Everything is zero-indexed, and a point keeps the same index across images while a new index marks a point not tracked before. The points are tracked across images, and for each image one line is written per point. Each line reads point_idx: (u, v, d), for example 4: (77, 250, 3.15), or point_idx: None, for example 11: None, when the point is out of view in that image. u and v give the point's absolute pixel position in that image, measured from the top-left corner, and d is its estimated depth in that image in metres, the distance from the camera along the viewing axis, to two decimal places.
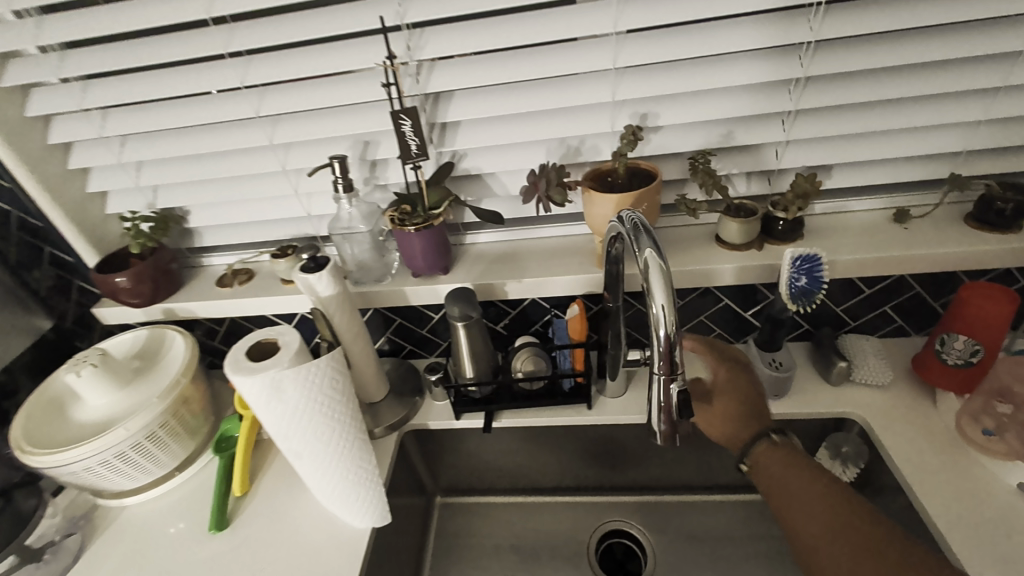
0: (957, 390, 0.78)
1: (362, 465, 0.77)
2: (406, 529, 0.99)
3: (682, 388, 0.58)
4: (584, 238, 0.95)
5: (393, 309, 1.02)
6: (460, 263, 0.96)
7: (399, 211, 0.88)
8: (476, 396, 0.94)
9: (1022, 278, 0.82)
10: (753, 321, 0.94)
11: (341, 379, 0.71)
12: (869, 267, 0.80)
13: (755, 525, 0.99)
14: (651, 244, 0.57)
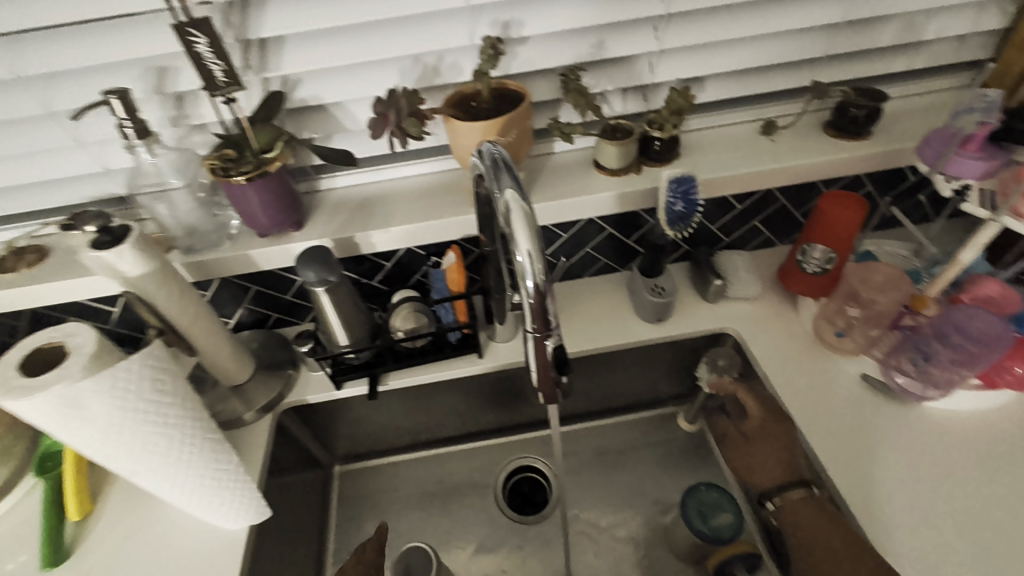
0: (815, 294, 0.84)
1: (223, 469, 0.65)
2: (300, 509, 0.92)
3: (556, 345, 0.53)
4: (457, 174, 0.85)
5: (244, 276, 0.87)
6: (315, 214, 0.82)
7: (220, 158, 0.70)
8: (356, 362, 0.85)
9: (869, 182, 0.87)
10: (636, 247, 0.93)
11: (169, 379, 0.58)
12: (738, 184, 0.80)
13: (649, 439, 1.04)
14: (512, 182, 0.49)
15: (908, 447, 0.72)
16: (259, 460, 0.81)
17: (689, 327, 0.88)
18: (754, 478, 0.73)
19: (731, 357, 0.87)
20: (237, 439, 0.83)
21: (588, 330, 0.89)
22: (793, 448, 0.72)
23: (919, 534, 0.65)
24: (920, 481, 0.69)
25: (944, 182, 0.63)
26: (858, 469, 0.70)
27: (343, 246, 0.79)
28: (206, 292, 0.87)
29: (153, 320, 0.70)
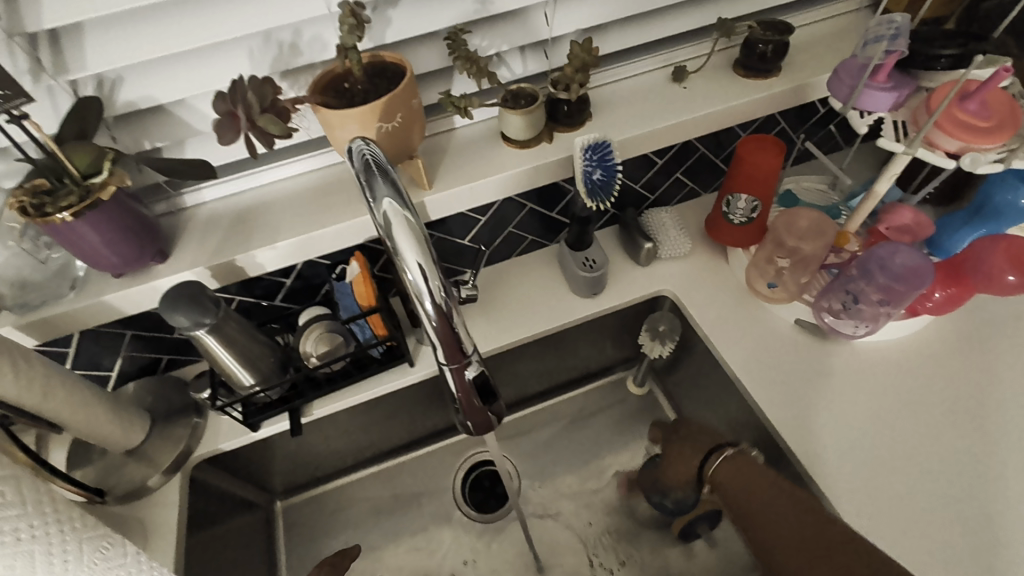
0: (742, 245, 0.82)
1: (117, 564, 0.55)
2: (239, 563, 0.83)
3: (476, 372, 0.55)
4: (347, 167, 0.73)
5: (109, 323, 0.72)
6: (182, 239, 0.69)
7: (30, 190, 0.55)
8: (268, 400, 0.75)
9: (783, 120, 0.84)
10: (561, 219, 0.86)
11: (7, 488, 0.45)
12: (656, 140, 0.74)
13: (602, 408, 1.02)
14: (389, 187, 0.42)
15: (843, 386, 0.73)
16: (173, 529, 0.71)
17: (625, 295, 0.84)
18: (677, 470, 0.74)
19: (671, 320, 0.86)
20: (143, 510, 0.72)
21: (523, 316, 0.83)
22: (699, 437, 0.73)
23: (862, 471, 0.67)
24: (858, 418, 0.70)
25: (858, 119, 0.60)
26: (804, 416, 0.71)
27: (223, 272, 0.66)
28: (67, 348, 0.72)
29: None
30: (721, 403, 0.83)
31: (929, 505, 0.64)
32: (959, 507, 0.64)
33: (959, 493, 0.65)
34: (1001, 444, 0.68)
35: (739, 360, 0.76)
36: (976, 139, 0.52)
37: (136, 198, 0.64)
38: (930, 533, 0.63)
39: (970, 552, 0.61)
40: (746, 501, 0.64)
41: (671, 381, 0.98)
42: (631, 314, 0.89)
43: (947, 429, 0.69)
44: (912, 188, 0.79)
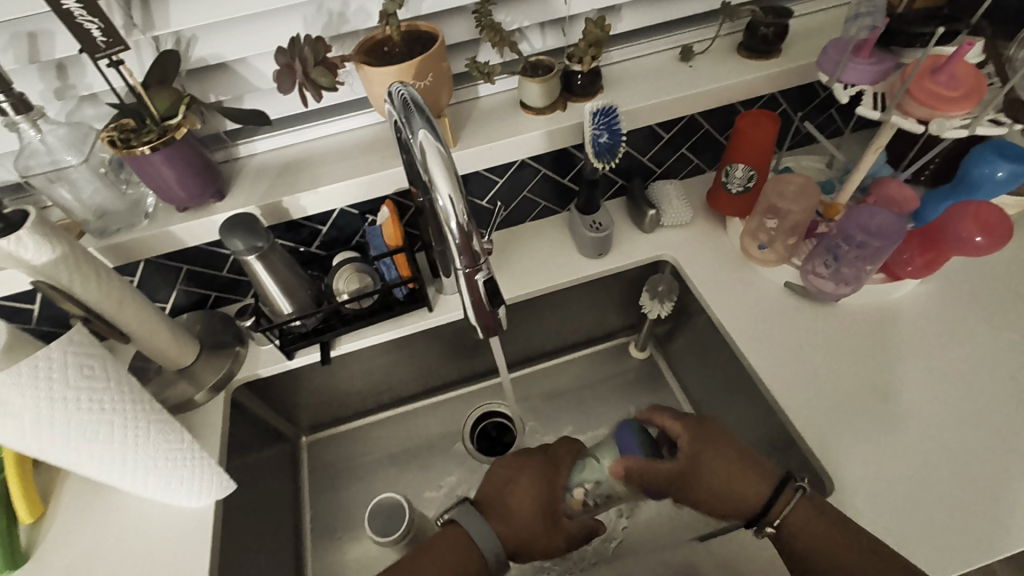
0: (739, 214, 0.88)
1: (177, 448, 0.64)
2: (269, 481, 0.92)
3: (488, 277, 0.55)
4: (382, 127, 0.83)
5: (170, 255, 0.82)
6: (237, 183, 0.78)
7: (118, 128, 0.65)
8: (303, 330, 0.85)
9: (785, 101, 0.90)
10: (572, 186, 0.94)
11: (98, 364, 0.57)
12: (661, 113, 0.81)
13: (605, 370, 1.09)
14: (424, 124, 0.49)
15: (826, 344, 0.79)
16: (217, 439, 0.80)
17: (628, 258, 0.91)
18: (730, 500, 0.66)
19: (670, 282, 0.91)
20: (191, 421, 0.82)
21: (533, 272, 0.91)
22: (734, 448, 0.67)
23: (838, 417, 0.73)
24: (838, 372, 0.76)
25: (842, 91, 0.67)
26: (786, 368, 0.77)
27: (271, 211, 0.76)
28: (133, 276, 0.82)
29: (72, 309, 0.66)
30: (715, 361, 0.89)
31: (899, 449, 0.70)
32: (927, 452, 0.69)
33: (928, 440, 0.70)
34: (973, 400, 0.73)
35: (730, 318, 0.83)
36: (943, 106, 0.59)
37: (202, 142, 0.73)
38: (897, 472, 0.68)
39: (934, 492, 0.66)
40: (821, 544, 0.62)
41: (671, 346, 1.04)
42: (634, 277, 0.95)
43: (922, 385, 0.75)
44: (903, 166, 0.85)
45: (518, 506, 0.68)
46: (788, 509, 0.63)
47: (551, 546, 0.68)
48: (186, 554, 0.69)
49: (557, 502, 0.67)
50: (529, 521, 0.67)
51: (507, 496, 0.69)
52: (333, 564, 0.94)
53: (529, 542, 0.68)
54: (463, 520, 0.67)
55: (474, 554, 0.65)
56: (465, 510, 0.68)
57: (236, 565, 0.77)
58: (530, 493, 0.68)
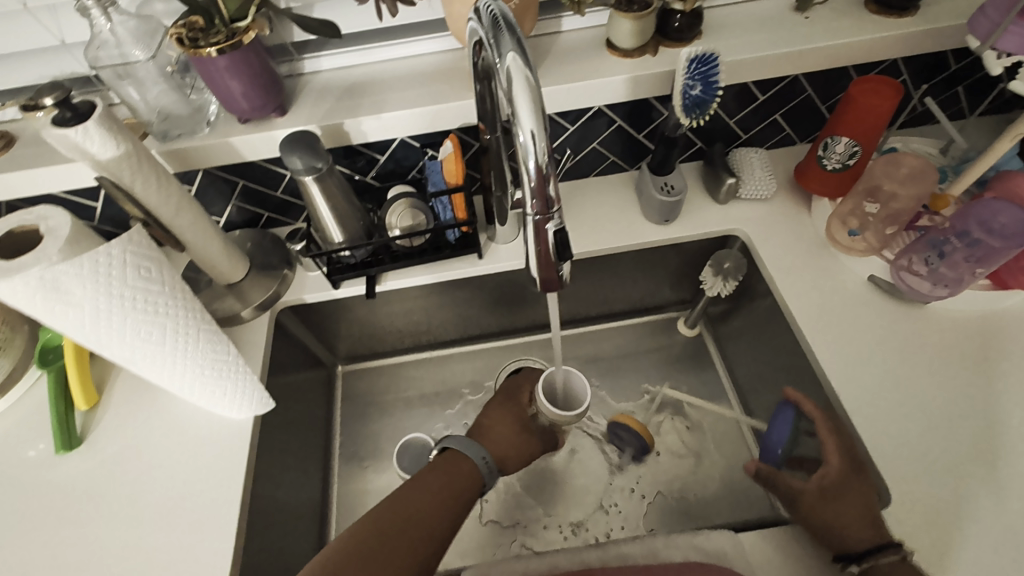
0: (829, 195, 0.80)
1: (222, 359, 0.65)
2: (303, 403, 0.94)
3: (559, 228, 0.50)
4: (453, 55, 0.77)
5: (229, 168, 0.81)
6: (300, 99, 0.75)
7: (187, 26, 0.62)
8: (351, 261, 0.83)
9: (906, 71, 0.79)
10: (646, 142, 0.87)
11: (154, 267, 0.57)
12: (764, 69, 0.72)
13: (650, 342, 1.04)
14: (514, 46, 0.44)
15: (905, 348, 0.72)
16: (259, 355, 0.81)
17: (696, 228, 0.85)
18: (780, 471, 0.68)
19: (738, 260, 0.84)
20: (235, 336, 0.83)
21: (592, 230, 0.86)
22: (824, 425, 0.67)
23: (906, 427, 0.67)
24: (913, 379, 0.70)
25: (994, 61, 0.58)
26: (854, 368, 0.71)
27: (332, 134, 0.73)
28: (191, 185, 0.82)
29: (133, 211, 0.66)
30: (774, 349, 0.83)
31: (970, 470, 0.64)
32: (1002, 479, 0.63)
33: (1009, 467, 0.64)
34: None
35: (800, 306, 0.76)
36: None
37: (269, 51, 0.70)
38: (963, 495, 0.62)
39: (1004, 523, 0.61)
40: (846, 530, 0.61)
41: (724, 326, 0.99)
42: (699, 249, 0.89)
43: (1011, 407, 0.67)
44: None
45: (498, 433, 0.82)
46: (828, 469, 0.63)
47: (529, 453, 0.82)
48: (224, 461, 0.72)
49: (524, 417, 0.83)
50: (508, 437, 0.81)
51: (490, 424, 0.83)
52: (356, 490, 0.96)
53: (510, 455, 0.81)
54: (455, 445, 0.78)
55: (470, 464, 0.75)
56: (454, 438, 0.79)
57: (268, 477, 0.79)
58: (506, 420, 0.83)
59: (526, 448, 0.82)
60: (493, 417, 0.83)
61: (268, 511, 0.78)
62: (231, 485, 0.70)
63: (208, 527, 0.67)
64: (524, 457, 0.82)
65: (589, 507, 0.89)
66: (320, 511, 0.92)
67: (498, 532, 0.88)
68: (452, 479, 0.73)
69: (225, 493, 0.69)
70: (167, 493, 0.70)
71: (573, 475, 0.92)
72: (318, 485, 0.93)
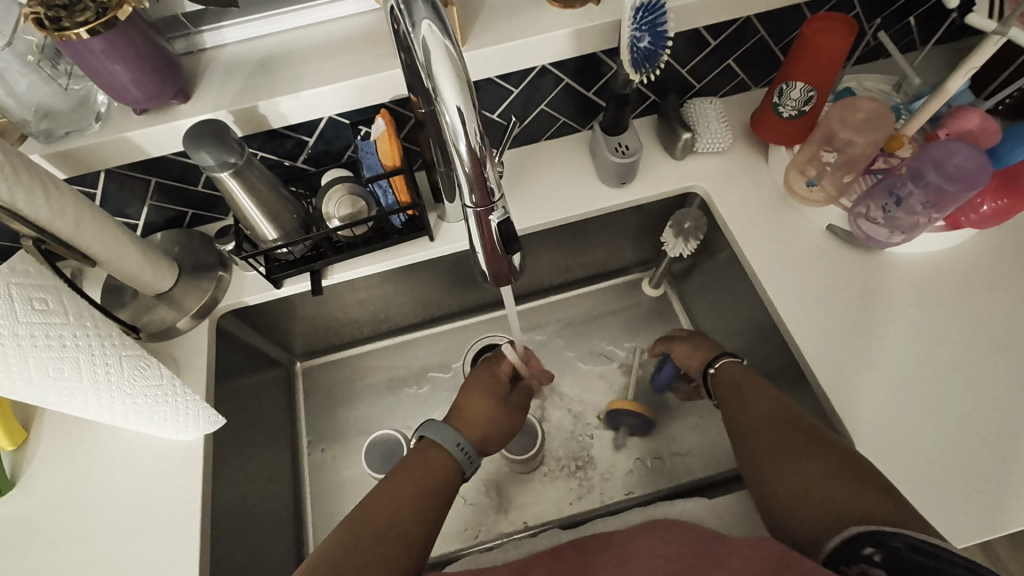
0: (785, 144, 0.78)
1: (154, 385, 0.59)
2: (261, 408, 0.89)
3: (504, 219, 0.46)
4: (376, 16, 0.69)
5: (136, 166, 0.72)
6: (205, 81, 0.66)
7: (45, 4, 0.53)
8: (291, 258, 0.77)
9: (858, 4, 0.75)
10: (597, 100, 0.81)
11: (50, 296, 0.50)
12: (714, 13, 0.67)
13: (617, 305, 1.02)
14: (428, 13, 0.38)
15: (863, 296, 0.72)
16: (203, 368, 0.75)
17: (654, 188, 0.81)
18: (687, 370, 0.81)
19: (698, 219, 0.82)
20: (174, 349, 0.76)
21: (547, 200, 0.82)
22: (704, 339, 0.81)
23: (866, 373, 0.68)
24: (871, 326, 0.70)
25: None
26: (816, 319, 0.71)
27: (247, 119, 0.64)
28: (94, 189, 0.72)
29: (22, 229, 0.57)
30: (739, 305, 0.83)
31: (926, 408, 0.66)
32: (956, 414, 0.65)
33: (964, 404, 0.66)
34: (1013, 360, 0.67)
35: (762, 263, 0.75)
36: None
37: (156, 27, 0.60)
38: (920, 432, 0.64)
39: (958, 455, 0.63)
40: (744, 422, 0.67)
41: (688, 284, 0.97)
42: (660, 209, 0.86)
43: (965, 345, 0.69)
44: (984, 94, 0.73)
45: (475, 412, 0.76)
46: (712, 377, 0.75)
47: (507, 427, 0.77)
48: (176, 488, 0.67)
49: (503, 388, 0.80)
50: (485, 414, 0.76)
51: (465, 403, 0.76)
52: (330, 489, 0.92)
53: (490, 428, 0.75)
54: (431, 434, 0.71)
55: (442, 455, 0.69)
56: (432, 425, 0.72)
57: (232, 493, 0.75)
58: (480, 393, 0.77)
59: (506, 422, 0.77)
60: (467, 391, 0.78)
61: (236, 527, 0.75)
62: (189, 511, 0.66)
63: (169, 558, 0.64)
64: (500, 435, 0.77)
65: (569, 478, 0.89)
66: (295, 514, 0.89)
67: (478, 512, 0.88)
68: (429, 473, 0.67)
69: (183, 520, 0.65)
70: (119, 528, 0.65)
71: (550, 448, 0.92)
72: (288, 489, 0.89)
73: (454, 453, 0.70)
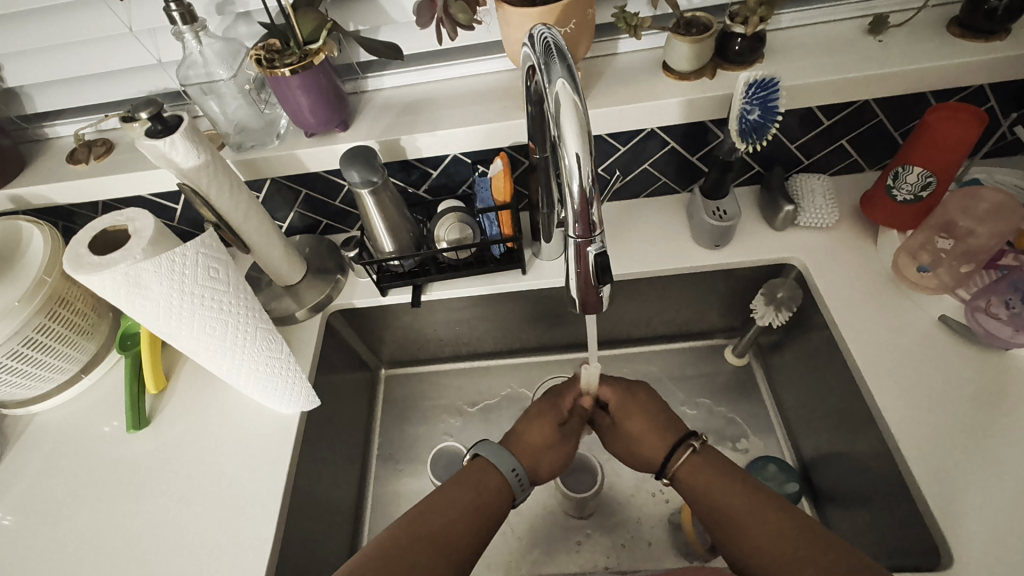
0: (895, 227, 0.76)
1: (275, 357, 0.70)
2: (347, 403, 0.97)
3: (600, 251, 0.50)
4: (509, 75, 0.79)
5: (294, 178, 0.87)
6: (362, 116, 0.80)
7: (265, 48, 0.68)
8: (400, 270, 0.87)
9: (993, 97, 0.74)
10: (699, 165, 0.85)
11: (221, 269, 0.62)
12: (830, 94, 0.70)
13: (696, 368, 1.00)
14: (564, 72, 0.44)
15: (979, 398, 0.66)
16: (309, 354, 0.85)
17: (747, 254, 0.82)
18: (645, 450, 0.74)
19: (793, 290, 0.80)
20: (289, 334, 0.88)
21: (639, 251, 0.85)
22: (657, 409, 0.76)
23: (975, 481, 0.61)
24: (985, 431, 0.64)
25: None
26: (919, 412, 0.66)
27: (389, 149, 0.76)
28: (259, 192, 0.88)
29: (207, 215, 0.71)
30: (829, 386, 0.78)
31: None
32: None
33: None
34: None
35: (858, 343, 0.72)
36: None
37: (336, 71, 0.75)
38: None
39: None
40: (723, 501, 0.64)
41: (775, 358, 0.93)
42: (753, 277, 0.85)
43: None
44: None
45: (532, 439, 0.76)
46: (683, 461, 0.69)
47: (561, 459, 0.77)
48: (269, 455, 0.76)
49: (562, 418, 0.79)
50: (545, 444, 0.76)
51: (524, 432, 0.77)
52: (390, 493, 0.97)
53: (544, 456, 0.76)
54: (487, 453, 0.73)
55: (499, 477, 0.70)
56: (487, 445, 0.74)
57: (309, 471, 0.82)
58: (540, 421, 0.78)
59: (559, 455, 0.77)
60: (528, 419, 0.78)
61: (307, 504, 0.82)
62: (275, 476, 0.74)
63: (253, 511, 0.72)
64: (557, 465, 0.77)
65: (623, 532, 0.87)
66: (355, 510, 0.94)
67: (524, 547, 0.87)
68: (482, 493, 0.69)
69: (270, 482, 0.73)
70: (218, 478, 0.75)
71: (608, 500, 0.90)
72: (354, 483, 0.95)
73: (509, 478, 0.71)
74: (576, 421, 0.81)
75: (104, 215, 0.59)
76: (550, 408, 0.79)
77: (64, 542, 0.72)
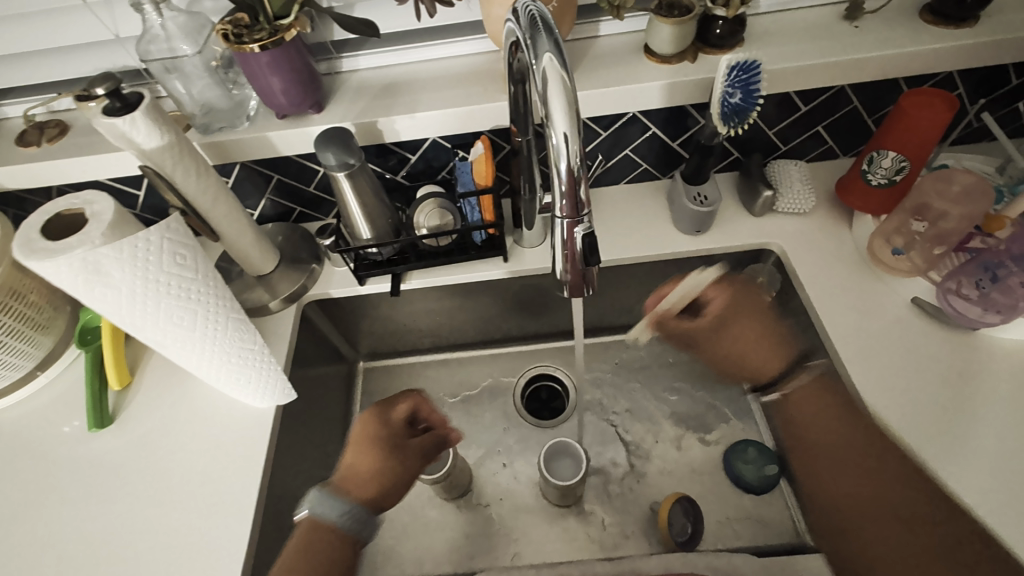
0: (870, 211, 0.77)
1: (248, 348, 0.67)
2: (324, 397, 0.94)
3: (588, 232, 0.49)
4: (490, 57, 0.78)
5: (264, 162, 0.83)
6: (336, 97, 0.77)
7: (233, 22, 0.64)
8: (379, 258, 0.85)
9: (962, 84, 0.76)
10: (680, 151, 0.85)
11: (189, 255, 0.59)
12: (809, 79, 0.70)
13: (677, 355, 1.00)
14: (551, 45, 0.43)
15: (951, 378, 0.68)
16: (284, 346, 0.82)
17: (728, 239, 0.82)
18: (754, 361, 0.83)
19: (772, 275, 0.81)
20: (263, 326, 0.84)
21: (621, 237, 0.85)
22: (771, 322, 0.82)
23: (948, 457, 0.63)
24: (956, 409, 0.66)
25: None
26: (894, 392, 0.68)
27: (366, 131, 0.73)
28: (228, 178, 0.84)
29: (173, 201, 0.67)
30: (806, 369, 0.80)
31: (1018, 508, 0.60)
32: None
33: None
34: None
35: (836, 326, 0.73)
36: None
37: (308, 49, 0.71)
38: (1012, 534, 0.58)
39: None
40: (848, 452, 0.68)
41: None
42: (733, 262, 0.86)
43: None
44: None
45: (364, 470, 0.77)
46: (809, 385, 0.75)
47: (405, 475, 0.78)
48: (244, 451, 0.73)
49: (392, 438, 0.79)
50: (365, 470, 0.76)
51: (344, 466, 0.77)
52: None
53: (379, 483, 0.76)
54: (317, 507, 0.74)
55: (328, 530, 0.72)
56: (318, 497, 0.74)
57: (286, 467, 0.80)
58: (365, 447, 0.78)
59: (392, 474, 0.77)
60: (353, 445, 0.78)
61: (285, 501, 0.79)
62: (251, 472, 0.71)
63: (227, 508, 0.69)
64: (399, 484, 0.77)
65: (607, 518, 0.87)
66: None
67: (509, 537, 0.87)
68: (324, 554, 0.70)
69: (245, 478, 0.71)
70: (190, 477, 0.71)
71: (593, 488, 0.90)
72: None
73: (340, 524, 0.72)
74: (410, 443, 0.80)
75: (57, 199, 0.56)
76: (368, 434, 0.79)
77: (22, 550, 0.68)
